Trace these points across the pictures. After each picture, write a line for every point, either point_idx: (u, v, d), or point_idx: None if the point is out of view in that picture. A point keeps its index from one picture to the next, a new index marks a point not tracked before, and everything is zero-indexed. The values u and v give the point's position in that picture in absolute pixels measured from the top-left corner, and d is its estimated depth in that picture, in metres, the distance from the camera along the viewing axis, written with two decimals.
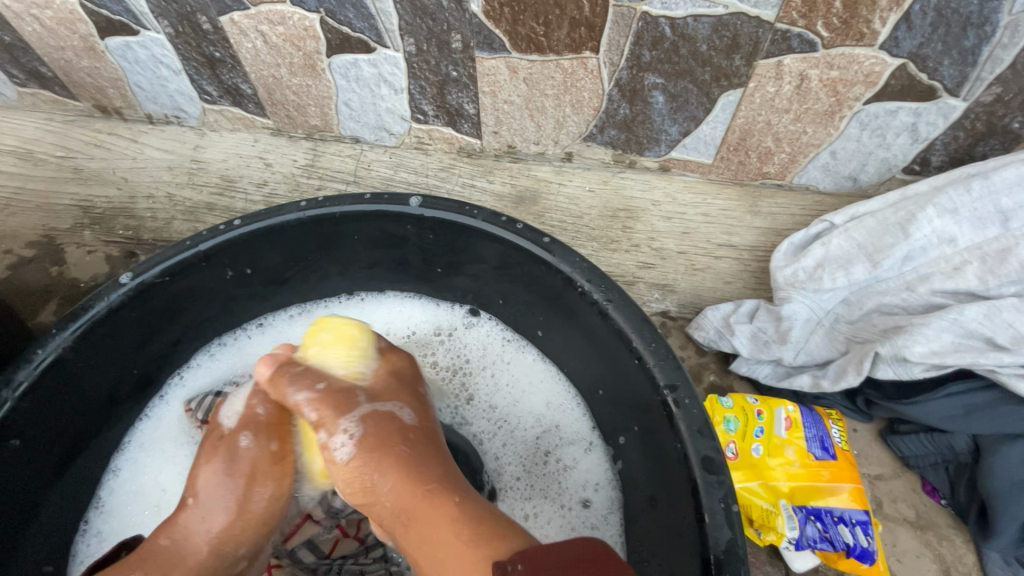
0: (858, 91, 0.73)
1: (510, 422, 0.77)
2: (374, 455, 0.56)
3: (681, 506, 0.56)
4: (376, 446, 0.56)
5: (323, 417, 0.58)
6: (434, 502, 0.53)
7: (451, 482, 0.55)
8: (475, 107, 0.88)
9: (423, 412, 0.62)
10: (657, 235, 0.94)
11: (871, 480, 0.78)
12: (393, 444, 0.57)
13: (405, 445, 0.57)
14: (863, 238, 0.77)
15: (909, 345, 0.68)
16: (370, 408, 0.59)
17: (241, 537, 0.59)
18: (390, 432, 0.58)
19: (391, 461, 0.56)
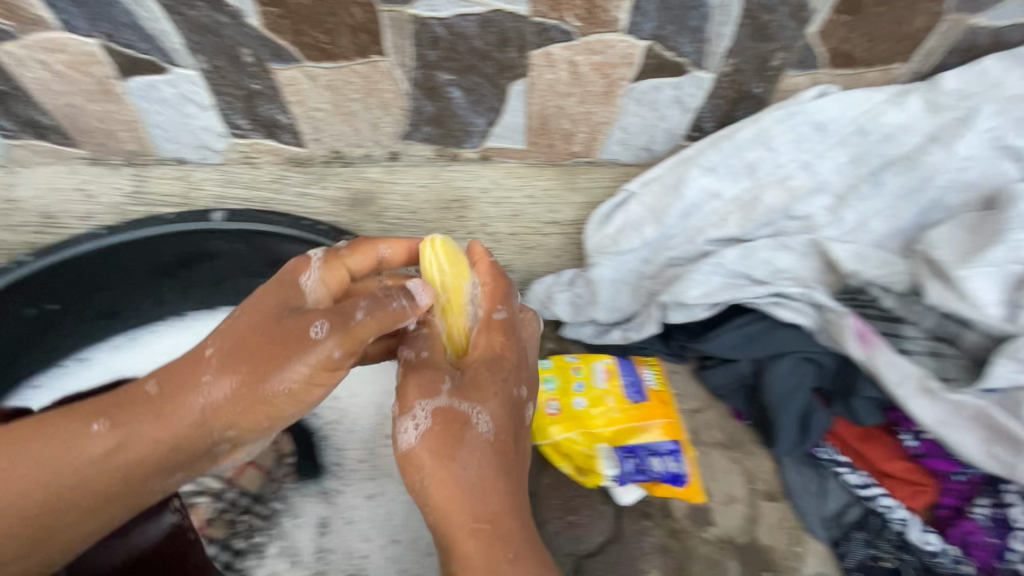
0: (623, 72, 0.82)
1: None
2: (420, 446, 0.59)
3: None
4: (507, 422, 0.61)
5: (404, 394, 0.62)
6: (493, 530, 0.54)
7: (506, 519, 0.55)
8: (288, 117, 0.90)
9: (500, 419, 0.61)
10: (489, 221, 1.00)
11: (689, 413, 0.88)
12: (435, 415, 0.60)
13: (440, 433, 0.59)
14: (652, 201, 0.86)
15: (684, 290, 0.78)
16: (450, 400, 0.61)
17: (244, 419, 0.59)
18: (436, 428, 0.59)
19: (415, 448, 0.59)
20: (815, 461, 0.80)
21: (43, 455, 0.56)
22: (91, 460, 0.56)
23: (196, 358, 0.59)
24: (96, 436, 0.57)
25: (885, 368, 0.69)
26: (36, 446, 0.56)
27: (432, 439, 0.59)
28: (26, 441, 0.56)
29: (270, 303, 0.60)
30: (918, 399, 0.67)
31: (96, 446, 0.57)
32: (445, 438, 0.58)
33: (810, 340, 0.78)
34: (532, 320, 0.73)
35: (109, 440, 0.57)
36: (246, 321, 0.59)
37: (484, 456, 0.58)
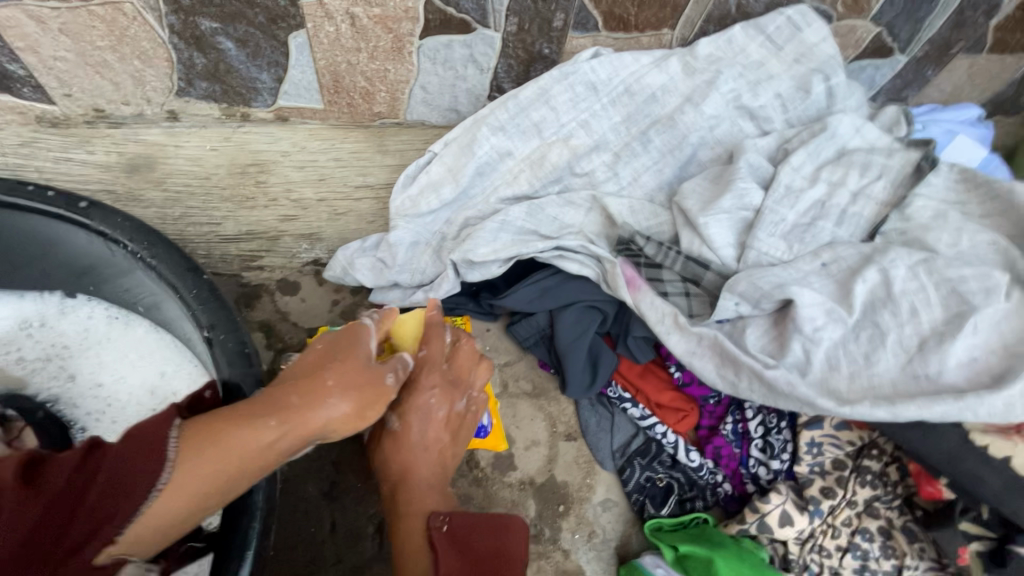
0: (407, 27, 0.80)
1: (116, 402, 0.74)
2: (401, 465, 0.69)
3: None
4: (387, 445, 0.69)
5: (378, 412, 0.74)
6: (410, 514, 0.66)
7: (413, 507, 0.67)
8: (21, 67, 0.77)
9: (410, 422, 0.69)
10: (293, 185, 0.94)
11: (499, 367, 0.92)
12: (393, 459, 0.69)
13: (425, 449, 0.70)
14: (450, 162, 0.86)
15: (473, 249, 0.80)
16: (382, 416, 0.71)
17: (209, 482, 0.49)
18: (394, 450, 0.69)
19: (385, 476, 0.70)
20: (607, 400, 0.89)
21: (210, 464, 0.49)
22: (253, 451, 0.51)
23: (314, 379, 0.56)
24: (270, 432, 0.52)
25: (647, 309, 0.77)
26: (218, 442, 0.50)
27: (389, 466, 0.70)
28: (213, 435, 0.50)
29: (339, 350, 0.60)
30: (674, 334, 0.75)
31: (241, 434, 0.51)
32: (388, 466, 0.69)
33: (596, 290, 0.84)
34: (467, 345, 0.76)
35: (269, 440, 0.51)
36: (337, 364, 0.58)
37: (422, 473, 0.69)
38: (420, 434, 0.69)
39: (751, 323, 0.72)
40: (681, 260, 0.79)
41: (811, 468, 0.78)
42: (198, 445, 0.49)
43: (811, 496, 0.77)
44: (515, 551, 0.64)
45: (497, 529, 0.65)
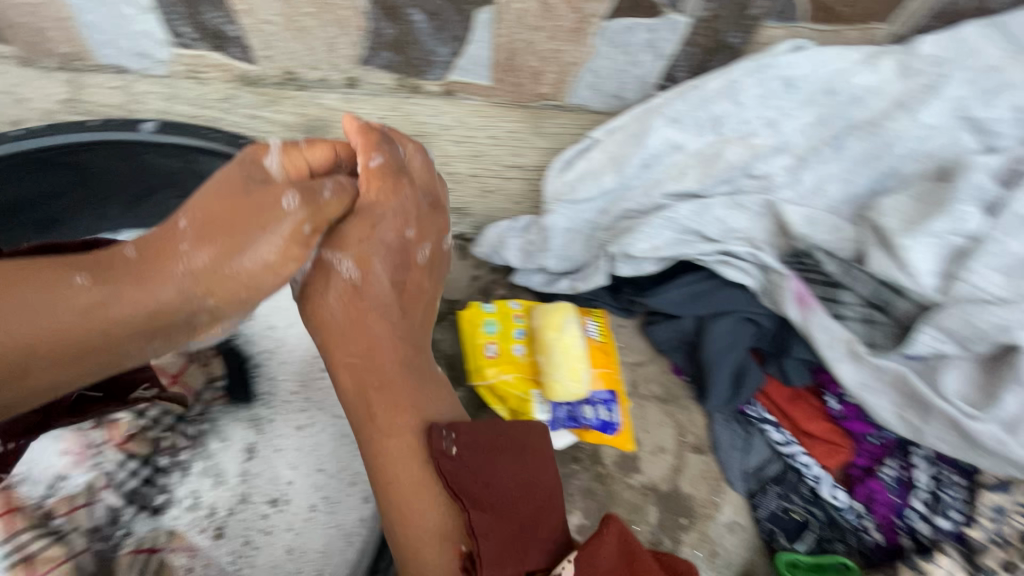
0: (594, 8, 0.78)
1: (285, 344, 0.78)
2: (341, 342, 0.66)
3: None
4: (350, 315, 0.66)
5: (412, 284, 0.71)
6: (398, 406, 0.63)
7: (393, 402, 0.64)
8: (236, 29, 0.84)
9: (363, 261, 0.67)
10: (450, 159, 0.96)
11: (631, 366, 0.90)
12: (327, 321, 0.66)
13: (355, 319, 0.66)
14: (614, 150, 0.84)
15: (632, 243, 0.77)
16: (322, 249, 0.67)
17: (82, 305, 0.51)
18: (340, 338, 0.66)
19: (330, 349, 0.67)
20: (744, 419, 0.84)
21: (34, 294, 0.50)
22: (120, 311, 0.53)
23: (190, 226, 0.57)
24: (82, 287, 0.52)
25: (817, 332, 0.72)
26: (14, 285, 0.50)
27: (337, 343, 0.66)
28: (20, 272, 0.51)
29: (233, 178, 0.60)
30: (846, 363, 0.71)
31: (257, 247, 0.58)
32: (336, 335, 0.66)
33: (754, 301, 0.80)
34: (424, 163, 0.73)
35: (159, 288, 0.54)
36: (204, 209, 0.58)
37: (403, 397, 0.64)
38: (331, 319, 0.66)
39: (952, 365, 0.68)
40: (872, 284, 0.72)
41: (988, 536, 0.71)
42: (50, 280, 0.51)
43: (986, 566, 0.70)
44: (544, 480, 0.62)
45: (512, 446, 0.62)
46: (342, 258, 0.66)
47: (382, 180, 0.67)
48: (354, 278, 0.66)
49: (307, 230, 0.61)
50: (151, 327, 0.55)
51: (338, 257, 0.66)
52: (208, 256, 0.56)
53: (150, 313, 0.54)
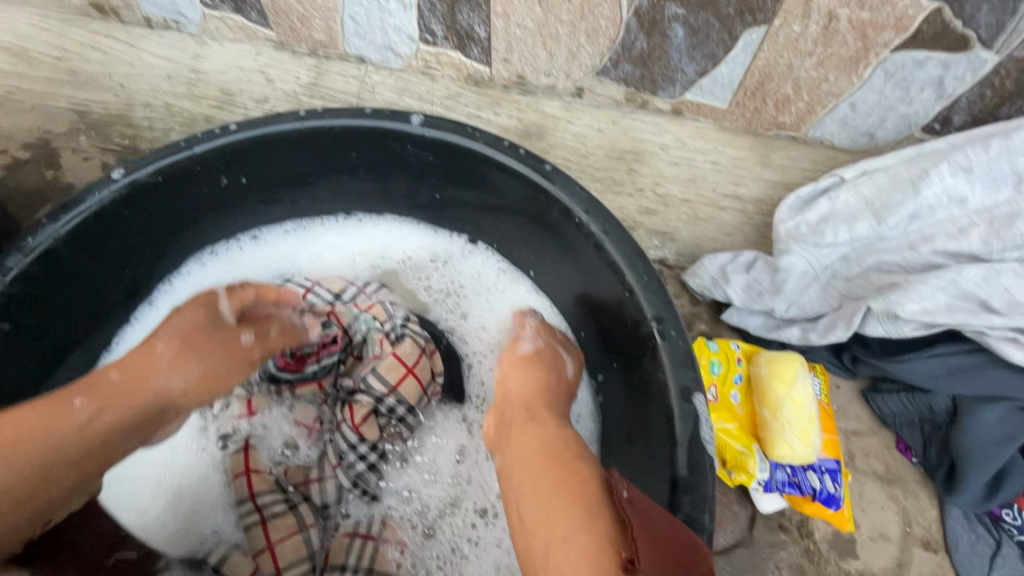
0: (887, 37, 0.70)
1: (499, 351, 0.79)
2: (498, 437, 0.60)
3: (654, 424, 0.57)
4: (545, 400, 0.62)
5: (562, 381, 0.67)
6: (559, 470, 0.51)
7: (549, 452, 0.53)
8: (486, 30, 0.84)
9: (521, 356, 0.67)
10: (663, 181, 0.92)
11: (848, 434, 0.80)
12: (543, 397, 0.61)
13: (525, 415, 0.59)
14: (872, 193, 0.74)
15: (902, 303, 0.68)
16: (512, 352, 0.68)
17: (36, 416, 0.49)
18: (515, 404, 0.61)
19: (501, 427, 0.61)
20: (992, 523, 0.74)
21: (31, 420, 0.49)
22: (108, 436, 0.52)
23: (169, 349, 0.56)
24: (86, 411, 0.51)
25: None
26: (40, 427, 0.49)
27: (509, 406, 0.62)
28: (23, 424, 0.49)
29: (195, 317, 0.58)
30: None
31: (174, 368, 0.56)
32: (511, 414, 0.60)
33: None
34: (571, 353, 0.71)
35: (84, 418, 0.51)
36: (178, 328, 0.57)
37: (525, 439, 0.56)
38: (520, 392, 0.62)
39: None
40: None
41: None
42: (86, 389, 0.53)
43: None
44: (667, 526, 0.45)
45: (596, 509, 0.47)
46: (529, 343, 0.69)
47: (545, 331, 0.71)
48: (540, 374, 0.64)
49: (278, 337, 0.66)
50: (132, 435, 0.55)
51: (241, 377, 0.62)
52: (194, 374, 0.57)
53: (105, 434, 0.52)
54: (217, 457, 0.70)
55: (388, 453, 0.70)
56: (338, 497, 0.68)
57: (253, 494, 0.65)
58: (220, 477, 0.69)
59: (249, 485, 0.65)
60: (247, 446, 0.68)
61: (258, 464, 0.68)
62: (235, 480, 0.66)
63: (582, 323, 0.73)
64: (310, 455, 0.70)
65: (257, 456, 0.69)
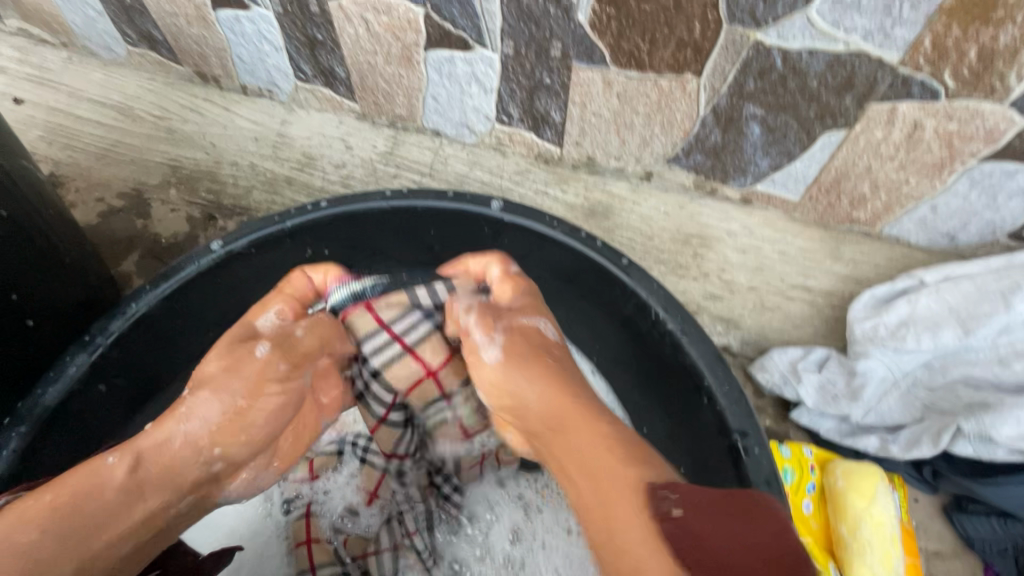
0: (974, 147, 0.70)
1: None
2: (514, 390, 0.54)
3: None
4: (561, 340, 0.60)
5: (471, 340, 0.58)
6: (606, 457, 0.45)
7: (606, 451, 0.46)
8: (562, 116, 0.87)
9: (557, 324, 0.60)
10: (729, 266, 0.90)
11: (929, 555, 0.75)
12: (533, 348, 0.56)
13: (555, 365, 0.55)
14: (957, 301, 0.74)
15: (996, 425, 0.67)
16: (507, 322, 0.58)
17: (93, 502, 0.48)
18: (543, 353, 0.56)
19: (544, 421, 0.51)
20: None
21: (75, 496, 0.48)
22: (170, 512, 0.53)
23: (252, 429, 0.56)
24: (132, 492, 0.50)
25: None
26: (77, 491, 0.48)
27: (527, 386, 0.53)
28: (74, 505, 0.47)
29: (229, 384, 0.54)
30: None
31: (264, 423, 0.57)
32: (518, 351, 0.56)
33: None
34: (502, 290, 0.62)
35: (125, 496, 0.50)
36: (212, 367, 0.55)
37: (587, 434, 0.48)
38: (534, 403, 0.52)
39: None
40: None
41: None
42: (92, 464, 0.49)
43: None
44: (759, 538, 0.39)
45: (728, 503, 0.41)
46: (490, 342, 0.57)
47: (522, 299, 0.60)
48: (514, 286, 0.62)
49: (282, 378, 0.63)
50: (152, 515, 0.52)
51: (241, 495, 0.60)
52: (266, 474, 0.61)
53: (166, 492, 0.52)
54: (279, 519, 0.73)
55: (437, 525, 0.73)
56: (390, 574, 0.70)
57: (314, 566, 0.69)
58: (281, 543, 0.72)
59: (310, 555, 0.70)
60: (310, 512, 0.72)
61: (319, 532, 0.71)
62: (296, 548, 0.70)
63: (649, 425, 0.72)
64: (370, 524, 0.73)
65: (320, 524, 0.72)
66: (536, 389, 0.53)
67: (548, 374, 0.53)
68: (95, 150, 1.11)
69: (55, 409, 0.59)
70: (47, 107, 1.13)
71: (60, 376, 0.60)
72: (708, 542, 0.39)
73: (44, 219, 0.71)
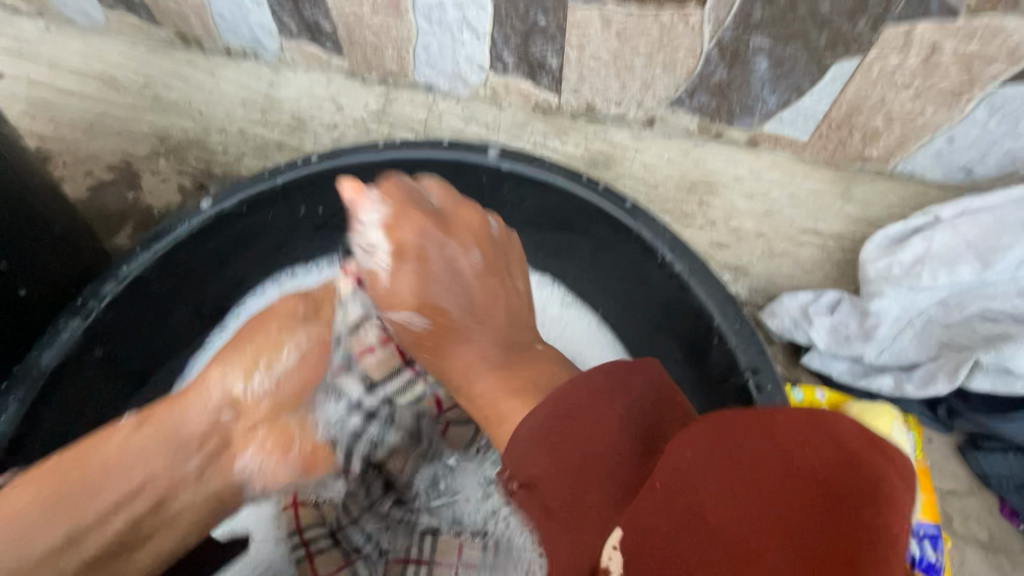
0: (996, 69, 0.66)
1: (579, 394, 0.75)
2: (415, 287, 0.54)
3: None
4: (497, 264, 0.58)
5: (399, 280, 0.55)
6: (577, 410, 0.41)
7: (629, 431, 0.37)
8: (559, 60, 0.83)
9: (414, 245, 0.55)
10: (736, 214, 0.87)
11: (943, 494, 0.74)
12: (432, 282, 0.54)
13: (497, 285, 0.57)
14: (974, 235, 0.71)
15: (1015, 355, 0.66)
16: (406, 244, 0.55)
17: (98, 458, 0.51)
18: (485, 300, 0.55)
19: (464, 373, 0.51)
20: None
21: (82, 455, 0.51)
22: (191, 488, 0.55)
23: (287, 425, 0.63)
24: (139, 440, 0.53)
25: None
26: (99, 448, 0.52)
27: (450, 304, 0.54)
28: (87, 453, 0.51)
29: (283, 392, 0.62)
30: None
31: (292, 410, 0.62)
32: (409, 256, 0.55)
33: None
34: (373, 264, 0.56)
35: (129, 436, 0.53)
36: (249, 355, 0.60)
37: (502, 314, 0.56)
38: (407, 293, 0.54)
39: None
40: None
41: None
42: (174, 424, 0.55)
43: None
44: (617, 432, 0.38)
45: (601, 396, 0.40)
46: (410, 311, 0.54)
47: (407, 212, 0.56)
48: (399, 210, 0.55)
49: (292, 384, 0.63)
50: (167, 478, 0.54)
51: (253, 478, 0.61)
52: (265, 463, 0.61)
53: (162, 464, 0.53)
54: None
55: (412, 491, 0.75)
56: (366, 540, 0.72)
57: (302, 529, 0.72)
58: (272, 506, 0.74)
59: (298, 519, 0.72)
60: None
61: (305, 496, 0.73)
62: (285, 511, 0.73)
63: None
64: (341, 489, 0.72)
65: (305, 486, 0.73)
66: (469, 312, 0.54)
67: (483, 301, 0.55)
68: (79, 122, 1.07)
69: (53, 373, 0.59)
70: (26, 80, 1.09)
71: (55, 340, 0.59)
72: (563, 444, 0.38)
73: (33, 196, 0.69)
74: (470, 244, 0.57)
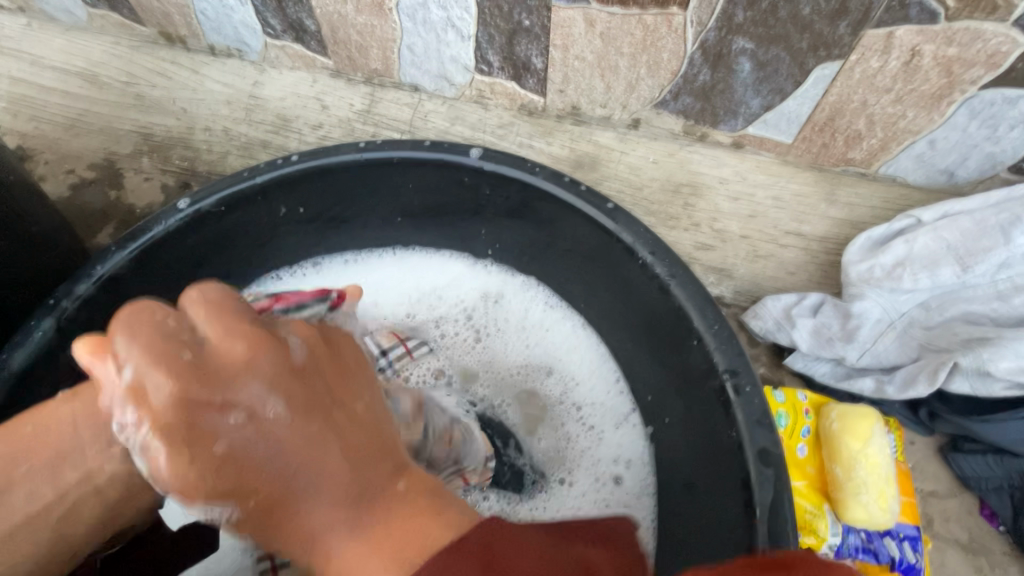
0: (975, 73, 0.66)
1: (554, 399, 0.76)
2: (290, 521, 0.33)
3: (727, 479, 0.55)
4: (311, 398, 0.34)
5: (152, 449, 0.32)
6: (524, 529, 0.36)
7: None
8: (544, 61, 0.83)
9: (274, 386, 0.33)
10: (720, 216, 0.87)
11: (924, 496, 0.74)
12: (214, 472, 0.32)
13: (318, 436, 0.34)
14: (954, 238, 0.72)
15: (994, 359, 0.67)
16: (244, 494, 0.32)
17: None
18: (299, 445, 0.33)
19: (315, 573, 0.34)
20: None
21: None
22: (105, 509, 0.50)
23: None
24: None
25: None
26: None
27: (270, 466, 0.33)
28: None
29: None
30: None
31: None
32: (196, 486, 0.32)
33: None
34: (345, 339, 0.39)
35: None
36: None
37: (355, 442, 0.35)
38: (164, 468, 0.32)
39: None
40: None
41: None
42: (96, 406, 0.41)
43: None
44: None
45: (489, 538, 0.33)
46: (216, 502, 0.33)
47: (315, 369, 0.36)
48: (140, 359, 0.32)
49: None
50: None
51: (182, 485, 0.58)
52: None
53: None
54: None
55: None
56: None
57: None
58: None
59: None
60: None
61: None
62: None
63: (645, 386, 0.70)
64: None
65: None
66: (282, 472, 0.33)
67: (306, 453, 0.33)
68: (61, 120, 1.06)
69: (23, 376, 0.58)
70: (8, 77, 1.08)
71: (27, 341, 0.58)
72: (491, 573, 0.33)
73: (9, 194, 0.67)
74: (256, 377, 0.33)
